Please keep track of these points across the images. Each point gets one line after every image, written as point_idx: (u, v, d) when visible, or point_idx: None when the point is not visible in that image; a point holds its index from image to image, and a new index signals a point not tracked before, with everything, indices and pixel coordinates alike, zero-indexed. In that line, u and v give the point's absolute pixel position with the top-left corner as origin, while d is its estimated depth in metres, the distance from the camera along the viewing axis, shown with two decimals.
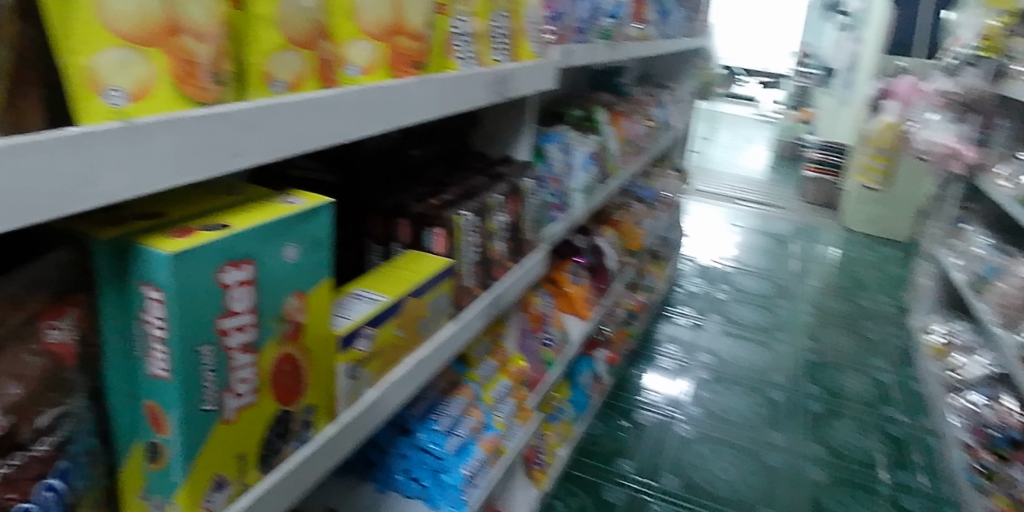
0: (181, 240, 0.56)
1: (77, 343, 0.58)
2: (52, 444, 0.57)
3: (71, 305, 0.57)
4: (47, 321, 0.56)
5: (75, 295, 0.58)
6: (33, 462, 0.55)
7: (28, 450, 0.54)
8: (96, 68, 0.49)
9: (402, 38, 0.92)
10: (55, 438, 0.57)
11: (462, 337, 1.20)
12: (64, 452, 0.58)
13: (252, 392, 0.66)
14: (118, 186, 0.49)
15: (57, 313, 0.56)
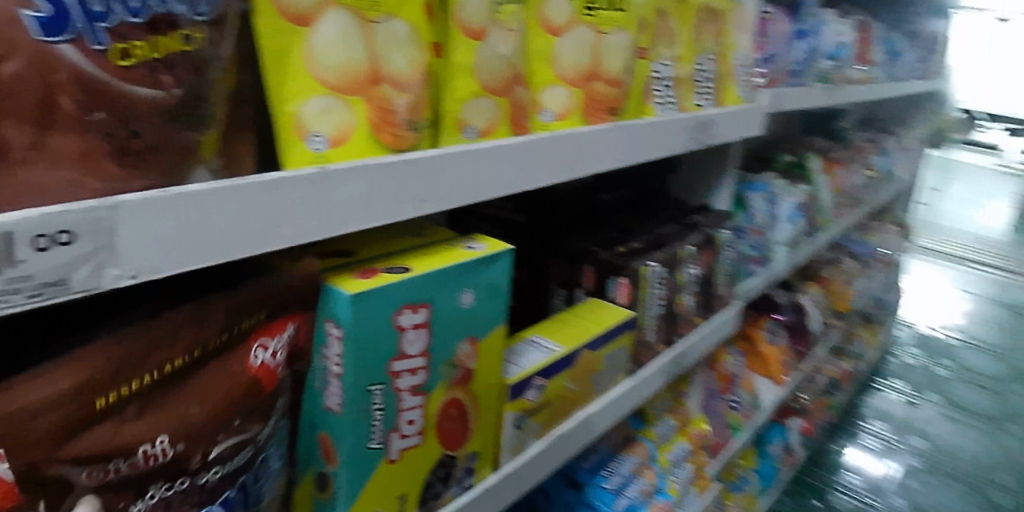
0: (363, 281, 0.58)
1: (283, 365, 0.53)
2: (236, 468, 0.50)
3: (293, 323, 0.54)
4: (259, 338, 0.52)
5: (291, 316, 0.54)
6: (198, 489, 0.47)
7: (195, 478, 0.47)
8: (303, 116, 0.54)
9: (600, 83, 0.89)
10: (258, 455, 0.52)
11: (640, 394, 1.13)
12: (231, 483, 0.50)
13: (418, 434, 0.66)
14: (306, 228, 0.52)
15: (267, 330, 0.52)
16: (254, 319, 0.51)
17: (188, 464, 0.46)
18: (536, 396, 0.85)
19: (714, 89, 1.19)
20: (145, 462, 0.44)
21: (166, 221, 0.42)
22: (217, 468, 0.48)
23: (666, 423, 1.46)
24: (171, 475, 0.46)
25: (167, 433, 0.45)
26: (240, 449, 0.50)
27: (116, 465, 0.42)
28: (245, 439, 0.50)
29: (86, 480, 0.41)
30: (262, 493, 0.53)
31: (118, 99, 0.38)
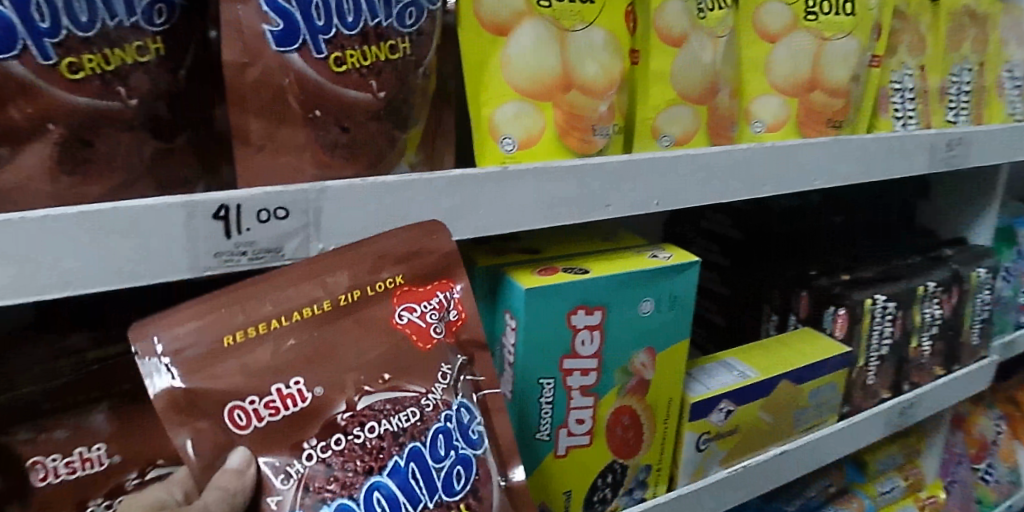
0: (540, 277, 0.60)
1: (437, 331, 0.51)
2: (399, 430, 0.48)
3: (445, 289, 0.52)
4: (405, 300, 0.50)
5: (445, 280, 0.52)
6: (357, 454, 0.46)
7: (350, 437, 0.46)
8: (496, 119, 0.58)
9: (823, 93, 0.83)
10: (424, 423, 0.49)
11: (851, 440, 1.02)
12: (398, 447, 0.47)
13: (587, 435, 0.66)
14: (489, 222, 0.54)
15: (419, 291, 0.51)
16: (389, 281, 0.49)
17: (329, 412, 0.46)
18: (723, 420, 0.81)
19: (974, 103, 1.02)
20: (281, 403, 0.45)
21: (364, 205, 0.48)
22: (370, 425, 0.47)
23: (890, 483, 1.26)
24: (320, 430, 0.46)
25: (300, 375, 0.46)
26: (396, 409, 0.48)
27: (252, 402, 0.45)
28: (400, 397, 0.48)
29: (238, 427, 0.45)
30: (445, 472, 0.49)
31: (331, 98, 0.46)
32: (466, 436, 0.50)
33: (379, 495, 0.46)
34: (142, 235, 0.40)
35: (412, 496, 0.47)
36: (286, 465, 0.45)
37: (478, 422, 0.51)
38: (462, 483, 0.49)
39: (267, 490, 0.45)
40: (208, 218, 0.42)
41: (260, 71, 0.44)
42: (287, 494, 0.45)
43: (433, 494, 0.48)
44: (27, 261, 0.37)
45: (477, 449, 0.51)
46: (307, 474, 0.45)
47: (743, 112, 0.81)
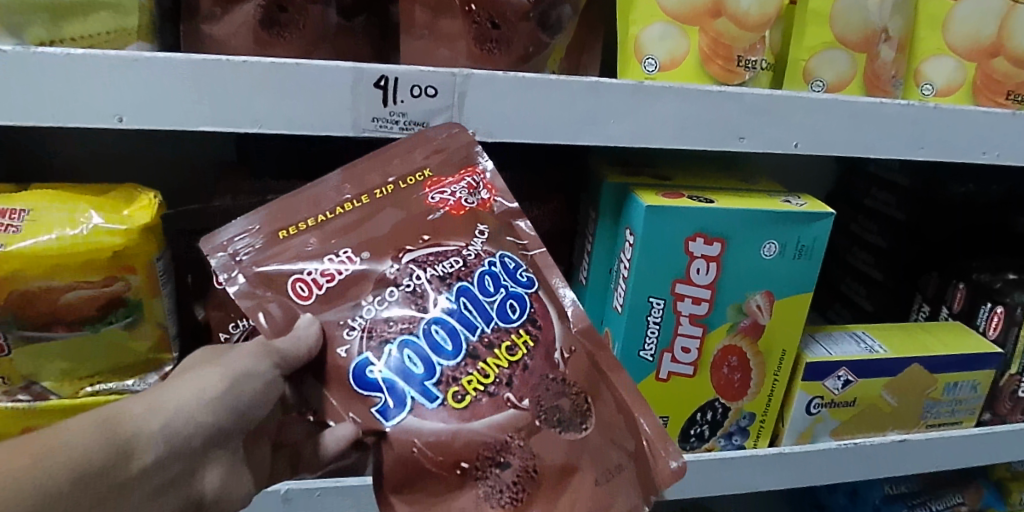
0: (664, 198, 0.62)
1: (473, 202, 0.55)
2: (445, 274, 0.52)
3: (473, 172, 0.55)
4: (435, 185, 0.55)
5: (471, 164, 0.55)
6: (409, 297, 0.51)
7: (399, 287, 0.51)
8: (642, 38, 0.61)
9: (1011, 60, 0.72)
10: (469, 267, 0.52)
11: (991, 454, 0.87)
12: (446, 288, 0.51)
13: (691, 366, 0.68)
14: (621, 133, 0.57)
15: (450, 176, 0.55)
16: (417, 175, 0.55)
17: (377, 270, 0.52)
18: (839, 388, 0.78)
19: None
20: (333, 269, 0.51)
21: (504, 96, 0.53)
22: (417, 273, 0.52)
23: None
24: (376, 285, 0.51)
25: (347, 246, 0.52)
26: (440, 259, 0.52)
27: (310, 273, 0.51)
28: (440, 251, 0.53)
29: (301, 301, 0.51)
30: (498, 304, 0.51)
31: None
32: (512, 276, 0.53)
33: (436, 327, 0.50)
34: (319, 90, 0.49)
35: (468, 324, 0.51)
36: (348, 322, 0.50)
37: (524, 267, 0.54)
38: (517, 313, 0.52)
39: (335, 343, 0.50)
40: (370, 86, 0.50)
41: None
42: (354, 342, 0.50)
43: (489, 321, 0.51)
44: (224, 97, 0.47)
45: (529, 288, 0.53)
46: (370, 323, 0.50)
47: (910, 71, 0.75)
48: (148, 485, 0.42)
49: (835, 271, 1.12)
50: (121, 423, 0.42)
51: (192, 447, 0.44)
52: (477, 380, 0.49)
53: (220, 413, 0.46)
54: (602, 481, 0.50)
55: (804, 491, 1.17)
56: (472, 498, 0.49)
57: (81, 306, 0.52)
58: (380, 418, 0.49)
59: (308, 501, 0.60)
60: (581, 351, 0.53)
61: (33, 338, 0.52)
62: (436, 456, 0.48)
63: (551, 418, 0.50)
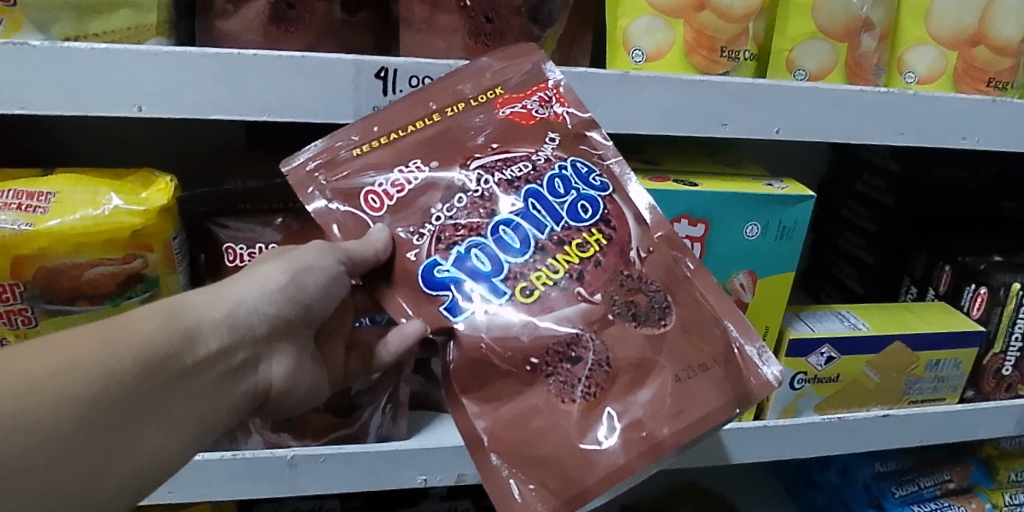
0: (650, 181, 0.66)
1: (545, 111, 0.57)
2: (513, 179, 0.55)
3: (543, 88, 0.58)
4: (505, 102, 0.57)
5: (541, 81, 0.58)
6: (475, 203, 0.54)
7: (466, 193, 0.54)
8: (630, 31, 0.64)
9: (991, 48, 0.75)
10: (538, 171, 0.55)
11: (981, 430, 0.90)
12: (514, 191, 0.54)
13: None
14: (605, 120, 0.60)
15: (518, 93, 0.57)
16: (489, 93, 0.57)
17: (445, 179, 0.55)
18: (823, 364, 0.81)
19: None
20: (403, 179, 0.55)
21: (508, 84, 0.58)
22: (485, 178, 0.54)
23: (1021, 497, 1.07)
24: (445, 194, 0.54)
25: (418, 158, 0.55)
26: (508, 164, 0.55)
27: (380, 185, 0.55)
28: (509, 156, 0.55)
29: (374, 212, 0.55)
30: (569, 205, 0.54)
31: None
32: (585, 180, 0.56)
33: (504, 228, 0.53)
34: (322, 79, 0.53)
35: (538, 223, 0.53)
36: (420, 229, 0.54)
37: (597, 173, 0.57)
38: (588, 213, 0.54)
39: (405, 249, 0.54)
40: (371, 76, 0.54)
41: None
42: (423, 246, 0.54)
43: (559, 221, 0.54)
44: (235, 85, 0.51)
45: (603, 192, 0.56)
46: (440, 228, 0.54)
47: (892, 61, 0.78)
48: (215, 367, 0.47)
49: (826, 254, 1.15)
50: (185, 312, 0.46)
51: (256, 334, 0.49)
52: (545, 275, 0.52)
53: (281, 304, 0.51)
54: (682, 378, 0.53)
55: (796, 471, 1.19)
56: (544, 393, 0.52)
57: (101, 279, 0.55)
58: (448, 315, 0.52)
59: (313, 467, 0.64)
60: (657, 251, 0.56)
61: (56, 312, 0.56)
62: (505, 352, 0.52)
63: (625, 312, 0.53)
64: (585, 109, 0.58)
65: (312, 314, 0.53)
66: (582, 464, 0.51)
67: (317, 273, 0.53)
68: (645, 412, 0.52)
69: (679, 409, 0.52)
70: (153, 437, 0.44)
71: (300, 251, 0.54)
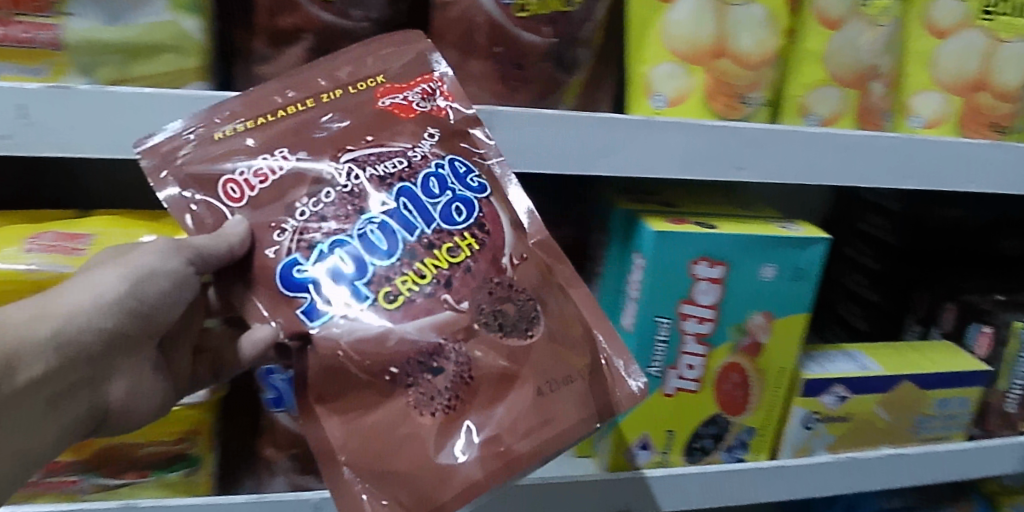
0: (669, 224, 0.65)
1: (426, 105, 0.54)
2: (386, 174, 0.50)
3: (429, 79, 0.55)
4: (383, 90, 0.53)
5: (427, 72, 0.55)
6: (342, 198, 0.50)
7: (333, 186, 0.50)
8: (651, 77, 0.66)
9: (995, 94, 0.77)
10: (413, 169, 0.51)
11: (986, 467, 0.90)
12: (386, 188, 0.50)
13: (695, 382, 0.69)
14: (628, 165, 0.61)
15: (401, 83, 0.54)
16: (369, 81, 0.53)
17: (310, 172, 0.50)
18: (836, 403, 0.81)
19: None
20: (266, 168, 0.50)
21: (530, 134, 0.57)
22: (356, 173, 0.50)
23: None
24: (310, 186, 0.50)
25: (285, 148, 0.50)
26: (381, 160, 0.51)
27: (241, 174, 0.50)
28: (382, 151, 0.51)
29: (232, 201, 0.49)
30: (442, 206, 0.50)
31: (513, 37, 0.56)
32: (462, 180, 0.52)
33: (372, 227, 0.49)
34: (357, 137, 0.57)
35: (408, 224, 0.49)
36: (281, 223, 0.49)
37: (476, 173, 0.53)
38: (463, 216, 0.51)
39: (264, 245, 0.49)
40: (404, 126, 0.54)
41: (461, 10, 0.55)
42: (284, 242, 0.49)
43: (430, 223, 0.50)
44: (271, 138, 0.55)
45: (479, 194, 0.52)
46: (302, 224, 0.49)
47: (901, 105, 0.79)
48: (32, 395, 0.44)
49: (829, 292, 1.16)
50: (3, 333, 0.42)
51: (87, 352, 0.47)
52: (412, 280, 0.48)
53: (116, 317, 0.47)
54: (544, 391, 0.49)
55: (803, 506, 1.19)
56: (401, 405, 0.48)
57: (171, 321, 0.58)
58: (306, 319, 0.48)
59: None
60: (532, 258, 0.53)
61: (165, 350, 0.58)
62: (362, 360, 0.47)
63: (492, 322, 0.49)
64: (468, 105, 0.54)
65: (155, 322, 0.50)
66: (438, 479, 0.47)
67: (160, 278, 0.49)
68: (505, 427, 0.48)
69: (540, 422, 0.49)
70: None
71: (138, 253, 0.49)
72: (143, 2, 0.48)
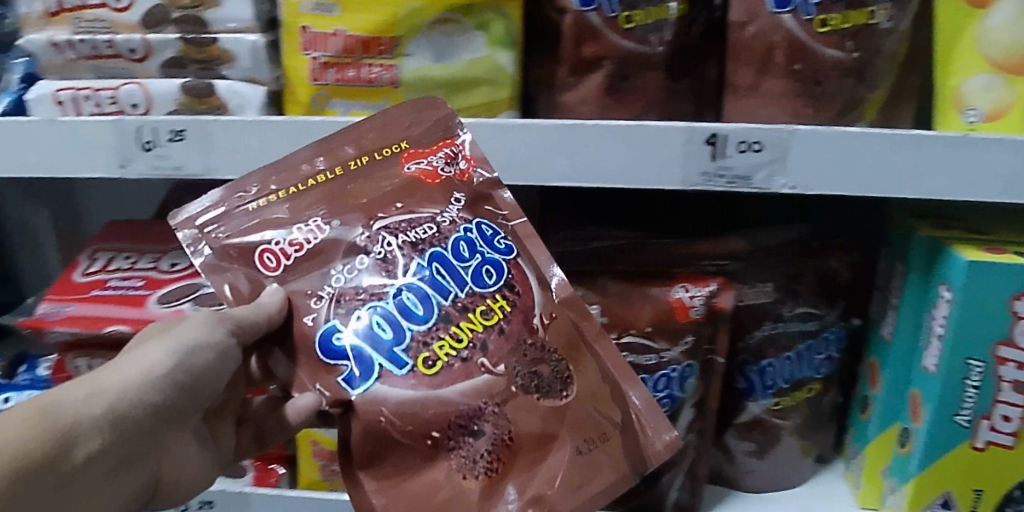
0: (986, 252, 0.54)
1: (456, 174, 0.51)
2: (418, 240, 0.49)
3: (450, 143, 0.51)
4: (411, 157, 0.51)
5: (449, 135, 0.51)
6: (376, 266, 0.48)
7: (368, 254, 0.48)
8: (963, 91, 0.57)
9: None
10: (443, 234, 0.49)
11: None
12: (418, 253, 0.48)
13: (1012, 436, 0.57)
14: (942, 188, 0.52)
15: (432, 148, 0.51)
16: (394, 147, 0.51)
17: (346, 238, 0.49)
18: None
19: None
20: (301, 237, 0.49)
21: (829, 150, 0.50)
22: (388, 240, 0.48)
23: None
24: (344, 253, 0.48)
25: (318, 217, 0.49)
26: (412, 226, 0.49)
27: (278, 242, 0.49)
28: (414, 218, 0.49)
29: (270, 270, 0.49)
30: (472, 270, 0.48)
31: (813, 53, 0.52)
32: (489, 243, 0.49)
33: (406, 293, 0.47)
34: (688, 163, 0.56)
35: (441, 289, 0.47)
36: (316, 293, 0.48)
37: (503, 235, 0.50)
38: (493, 278, 0.48)
39: (302, 312, 0.48)
40: (701, 143, 0.50)
41: (759, 27, 0.53)
42: (321, 310, 0.48)
43: (462, 286, 0.48)
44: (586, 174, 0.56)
45: (508, 255, 0.49)
46: (339, 291, 0.48)
47: None
48: (93, 469, 0.43)
49: None
50: (61, 411, 0.42)
51: (143, 428, 0.45)
52: (449, 345, 0.46)
53: (167, 391, 0.46)
54: (582, 450, 0.47)
55: None
56: (444, 470, 0.46)
57: None
58: (347, 386, 0.46)
59: None
60: (562, 315, 0.50)
61: None
62: (405, 426, 0.46)
63: (528, 384, 0.47)
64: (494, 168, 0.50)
65: (202, 396, 0.49)
66: None
67: (206, 350, 0.48)
68: (550, 488, 0.46)
69: (579, 483, 0.47)
70: None
71: (186, 325, 0.49)
72: (467, 40, 0.51)
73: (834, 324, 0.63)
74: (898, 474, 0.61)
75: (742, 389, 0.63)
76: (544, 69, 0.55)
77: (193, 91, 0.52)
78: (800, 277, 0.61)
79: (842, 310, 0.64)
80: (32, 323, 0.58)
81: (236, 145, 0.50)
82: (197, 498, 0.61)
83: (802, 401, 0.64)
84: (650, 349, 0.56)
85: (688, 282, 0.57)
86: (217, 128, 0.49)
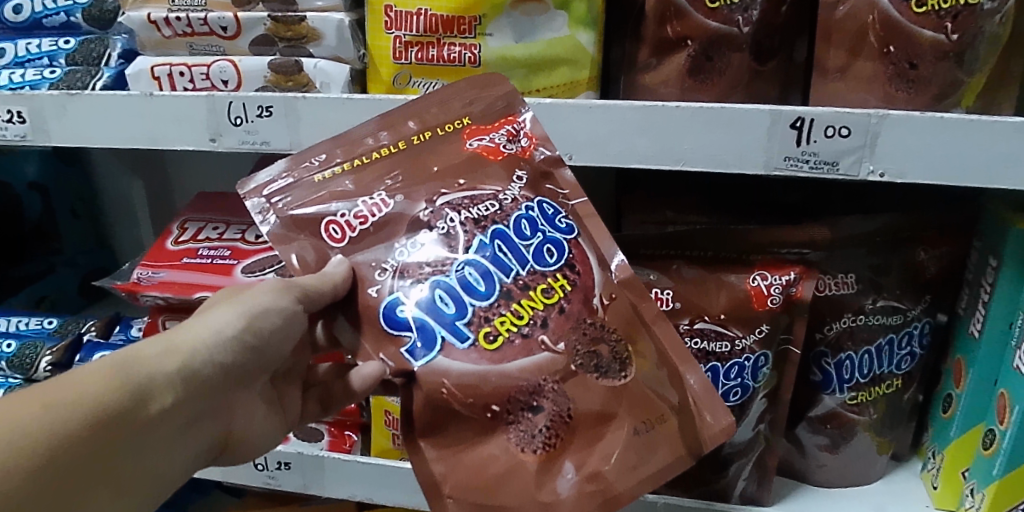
0: None
1: (517, 152, 0.51)
2: (479, 217, 0.49)
3: (512, 121, 0.51)
4: (474, 133, 0.52)
5: (513, 113, 0.52)
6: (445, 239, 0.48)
7: (433, 228, 0.49)
8: None
9: None
10: (505, 211, 0.49)
11: None
12: (481, 230, 0.48)
13: None
14: None
15: (494, 126, 0.52)
16: (456, 122, 0.52)
17: (410, 212, 0.49)
18: None
19: None
20: (366, 210, 0.49)
21: (923, 138, 0.46)
22: (450, 216, 0.49)
23: None
24: (408, 228, 0.49)
25: (382, 191, 0.50)
26: (475, 203, 0.49)
27: (343, 215, 0.50)
28: (477, 194, 0.49)
29: (335, 242, 0.50)
30: (534, 248, 0.48)
31: (909, 35, 0.49)
32: (550, 222, 0.49)
33: (469, 268, 0.47)
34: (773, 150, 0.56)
35: (503, 266, 0.47)
36: (382, 263, 0.48)
37: (564, 214, 0.50)
38: (554, 257, 0.48)
39: (367, 283, 0.48)
40: (787, 126, 0.48)
41: (851, 6, 0.51)
42: (385, 282, 0.48)
43: (524, 264, 0.47)
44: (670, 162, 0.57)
45: (568, 234, 0.49)
46: (399, 267, 0.48)
47: None
48: (167, 422, 0.44)
49: None
50: (136, 367, 0.43)
51: (211, 385, 0.47)
52: (510, 321, 0.46)
53: (233, 352, 0.48)
54: (640, 431, 0.46)
55: None
56: (503, 443, 0.46)
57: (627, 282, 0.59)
58: (410, 358, 0.46)
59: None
60: (622, 298, 0.49)
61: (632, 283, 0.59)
62: (466, 397, 0.46)
63: (588, 364, 0.47)
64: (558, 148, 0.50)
65: (266, 357, 0.50)
66: None
67: (272, 315, 0.49)
68: (609, 466, 0.45)
69: (635, 462, 0.46)
70: (103, 497, 0.42)
71: (253, 291, 0.50)
72: (549, 19, 0.52)
73: (919, 319, 0.62)
74: (981, 475, 0.57)
75: (817, 381, 0.63)
76: (631, 49, 0.56)
77: (282, 69, 0.55)
78: (885, 269, 0.61)
79: (927, 305, 0.63)
80: (129, 287, 0.64)
81: (322, 120, 0.52)
82: (275, 458, 0.64)
83: (881, 396, 0.63)
84: (723, 335, 0.58)
85: (766, 271, 0.58)
86: (303, 104, 0.51)
